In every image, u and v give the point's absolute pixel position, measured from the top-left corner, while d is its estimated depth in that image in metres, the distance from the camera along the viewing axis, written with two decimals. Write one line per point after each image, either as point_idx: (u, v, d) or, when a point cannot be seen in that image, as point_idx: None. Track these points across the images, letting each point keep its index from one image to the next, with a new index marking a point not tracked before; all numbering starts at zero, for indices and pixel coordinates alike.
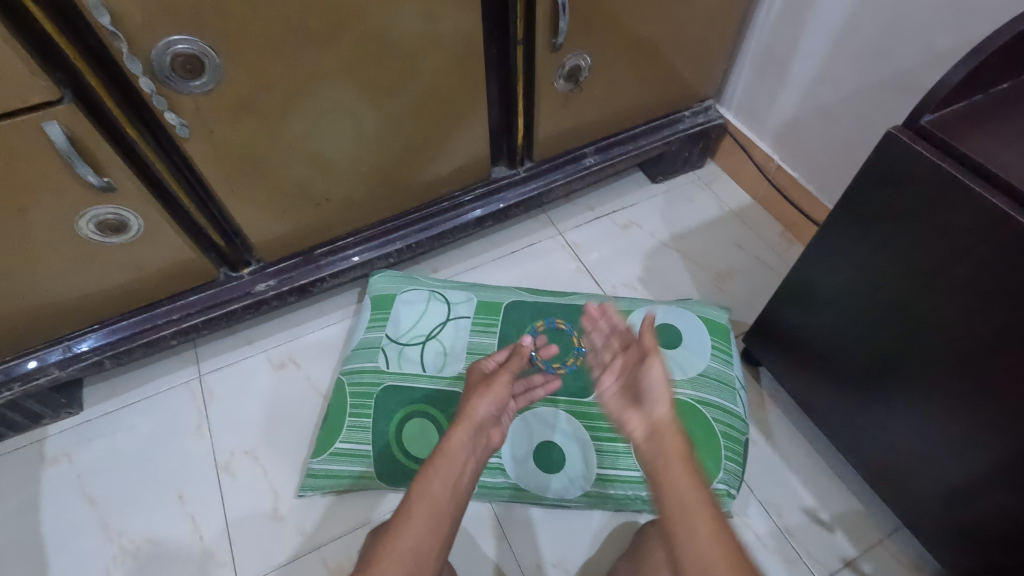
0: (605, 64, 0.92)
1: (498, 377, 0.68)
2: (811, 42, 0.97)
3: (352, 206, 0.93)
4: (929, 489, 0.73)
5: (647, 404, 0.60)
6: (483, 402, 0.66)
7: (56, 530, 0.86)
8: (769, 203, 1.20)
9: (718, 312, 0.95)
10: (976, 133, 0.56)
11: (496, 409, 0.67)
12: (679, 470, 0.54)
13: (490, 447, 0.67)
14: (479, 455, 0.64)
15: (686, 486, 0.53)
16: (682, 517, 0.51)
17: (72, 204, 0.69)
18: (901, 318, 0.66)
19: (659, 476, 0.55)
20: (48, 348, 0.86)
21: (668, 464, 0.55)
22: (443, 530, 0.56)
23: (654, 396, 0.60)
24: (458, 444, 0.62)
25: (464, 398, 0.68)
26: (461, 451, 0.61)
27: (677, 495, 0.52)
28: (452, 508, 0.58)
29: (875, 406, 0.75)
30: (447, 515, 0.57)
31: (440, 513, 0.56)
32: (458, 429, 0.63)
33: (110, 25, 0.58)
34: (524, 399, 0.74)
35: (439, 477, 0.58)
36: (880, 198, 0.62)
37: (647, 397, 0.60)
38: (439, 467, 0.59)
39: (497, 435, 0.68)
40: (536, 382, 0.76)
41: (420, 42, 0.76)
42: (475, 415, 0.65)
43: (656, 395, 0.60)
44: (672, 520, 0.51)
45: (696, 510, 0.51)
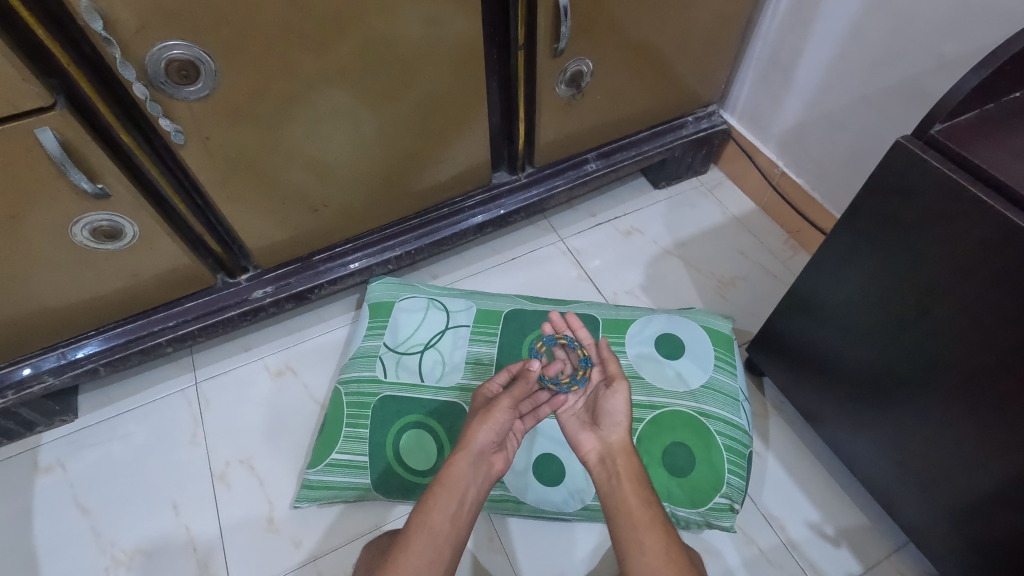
0: (607, 69, 0.91)
1: (497, 402, 0.67)
2: (816, 47, 0.96)
3: (351, 212, 0.92)
4: (936, 506, 0.72)
5: (605, 426, 0.67)
6: (482, 430, 0.65)
7: (49, 540, 0.85)
8: (773, 210, 1.18)
9: (721, 322, 0.94)
10: (987, 144, 0.54)
11: (498, 436, 0.66)
12: (630, 489, 0.61)
13: (494, 474, 0.65)
14: (482, 483, 0.64)
15: (636, 504, 0.59)
16: (632, 535, 0.57)
17: (65, 211, 0.68)
18: (909, 332, 0.65)
19: (613, 494, 0.61)
20: (42, 355, 0.85)
21: (621, 483, 0.61)
22: (444, 561, 0.57)
23: (613, 419, 0.67)
24: (456, 474, 0.62)
25: (465, 425, 0.67)
26: (460, 481, 0.61)
27: (628, 514, 0.59)
28: (453, 540, 0.59)
29: (882, 420, 0.73)
30: (447, 548, 0.58)
31: (438, 546, 0.57)
32: (457, 458, 0.63)
33: (102, 31, 0.56)
34: (531, 417, 0.72)
35: (439, 509, 0.59)
36: (888, 208, 0.60)
37: (608, 420, 0.67)
38: (439, 498, 0.60)
39: (501, 461, 0.66)
40: (545, 399, 0.73)
41: (419, 48, 0.75)
42: (474, 444, 0.64)
43: (616, 418, 0.67)
44: (625, 537, 0.58)
45: (645, 526, 0.58)
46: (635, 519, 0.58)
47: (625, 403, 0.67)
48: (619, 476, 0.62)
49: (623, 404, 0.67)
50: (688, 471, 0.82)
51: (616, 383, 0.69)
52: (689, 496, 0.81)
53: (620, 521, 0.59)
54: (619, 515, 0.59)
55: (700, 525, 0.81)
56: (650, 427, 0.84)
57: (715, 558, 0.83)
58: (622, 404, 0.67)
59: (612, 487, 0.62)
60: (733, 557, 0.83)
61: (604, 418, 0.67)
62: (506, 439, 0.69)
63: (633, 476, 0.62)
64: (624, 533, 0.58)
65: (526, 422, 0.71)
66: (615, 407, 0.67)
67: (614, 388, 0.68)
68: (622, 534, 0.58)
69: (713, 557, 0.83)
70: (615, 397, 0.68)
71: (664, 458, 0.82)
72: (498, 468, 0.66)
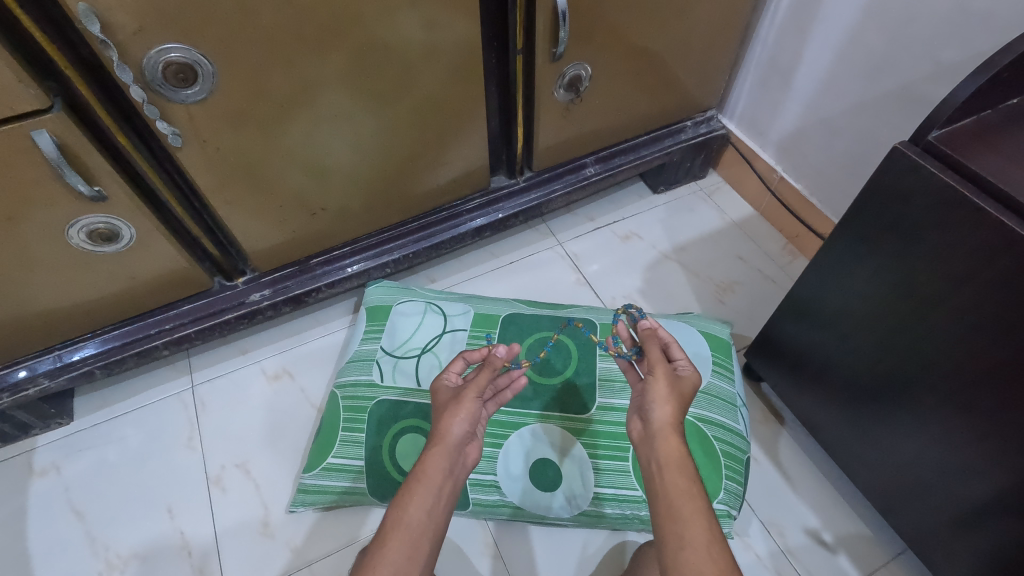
0: (606, 74, 0.91)
1: (466, 391, 0.66)
2: (814, 52, 0.96)
3: (349, 215, 0.92)
4: (935, 513, 0.71)
5: (649, 410, 0.60)
6: (454, 420, 0.63)
7: (43, 543, 0.85)
8: (771, 215, 1.18)
9: (719, 327, 0.94)
10: (984, 150, 0.54)
11: (471, 425, 0.65)
12: (674, 476, 0.54)
13: (466, 463, 0.65)
14: (457, 473, 0.63)
15: (677, 494, 0.52)
16: (673, 527, 0.51)
17: (63, 214, 0.68)
18: (907, 338, 0.64)
19: (654, 482, 0.55)
20: (37, 357, 0.84)
21: (661, 469, 0.55)
22: (422, 557, 0.56)
23: (651, 402, 0.60)
24: (433, 468, 0.60)
25: (436, 419, 0.66)
26: (437, 475, 0.60)
27: (668, 502, 0.53)
28: (431, 534, 0.58)
29: (880, 425, 0.73)
30: (421, 543, 0.57)
31: (416, 541, 0.56)
32: (432, 452, 0.61)
33: (100, 34, 0.56)
34: (495, 402, 0.71)
35: (415, 504, 0.58)
36: (885, 214, 0.60)
37: (649, 405, 0.60)
38: (415, 493, 0.59)
39: (472, 451, 0.66)
40: (506, 383, 0.72)
41: (418, 50, 0.75)
42: (448, 435, 0.62)
43: (657, 401, 0.60)
44: (664, 528, 0.51)
45: (687, 520, 0.51)
46: (676, 509, 0.52)
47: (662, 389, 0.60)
48: (662, 463, 0.55)
49: (663, 388, 0.60)
50: None
51: (653, 366, 0.62)
52: None
53: (660, 512, 0.53)
54: (663, 508, 0.53)
55: None
56: None
57: None
58: (660, 387, 0.60)
59: (653, 475, 0.56)
60: None
61: (645, 405, 0.61)
62: (476, 425, 0.68)
63: (677, 463, 0.55)
64: (662, 523, 0.52)
65: (489, 407, 0.70)
66: (656, 391, 0.60)
67: (653, 372, 0.62)
68: (666, 524, 0.51)
69: None
70: (652, 381, 0.61)
71: None
72: (470, 456, 0.65)
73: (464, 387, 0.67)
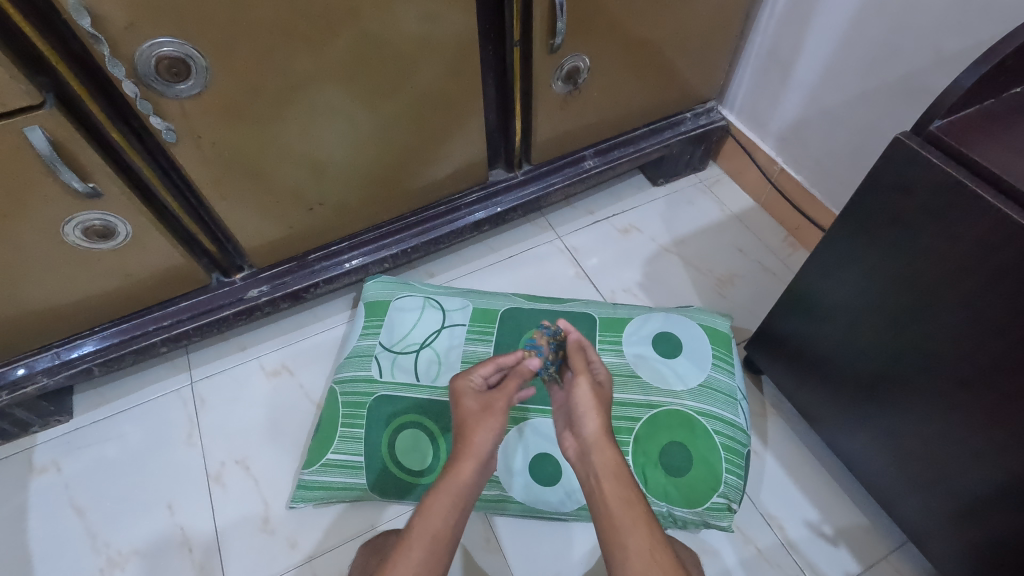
0: (604, 66, 0.90)
1: (497, 408, 0.65)
2: (815, 42, 0.95)
3: (346, 211, 0.91)
4: (935, 505, 0.71)
5: (578, 422, 0.65)
6: (483, 430, 0.63)
7: (44, 540, 0.85)
8: (772, 207, 1.17)
9: (720, 320, 0.93)
10: (987, 140, 0.53)
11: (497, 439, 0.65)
12: (611, 487, 0.60)
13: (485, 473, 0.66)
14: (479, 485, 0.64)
15: (617, 505, 0.59)
16: (616, 536, 0.57)
17: (57, 211, 0.67)
18: (908, 331, 0.64)
19: (594, 494, 0.61)
20: (36, 355, 0.84)
21: (600, 483, 0.61)
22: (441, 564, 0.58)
23: (579, 412, 0.65)
24: (459, 481, 0.61)
25: (460, 428, 0.64)
26: (463, 489, 0.61)
27: (609, 515, 0.59)
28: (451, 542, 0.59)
29: (881, 417, 0.73)
30: (440, 554, 0.58)
31: (439, 551, 0.58)
32: (459, 466, 0.62)
33: (91, 28, 0.56)
34: None
35: (440, 517, 0.59)
36: (887, 206, 0.60)
37: (577, 414, 0.65)
38: (440, 505, 0.59)
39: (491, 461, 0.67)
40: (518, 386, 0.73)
41: (414, 43, 0.74)
42: (473, 447, 0.62)
43: (583, 410, 0.65)
44: (609, 536, 0.58)
45: (629, 530, 0.57)
46: (618, 520, 0.58)
47: (587, 394, 0.65)
48: (596, 474, 0.61)
49: (588, 395, 0.65)
50: (687, 471, 0.81)
51: (576, 375, 0.67)
52: (688, 495, 0.80)
53: (604, 525, 0.59)
54: (603, 519, 0.59)
55: (697, 525, 0.81)
56: (645, 427, 0.84)
57: (712, 557, 0.83)
58: (585, 394, 0.65)
59: (593, 488, 0.61)
60: (730, 556, 0.83)
61: (573, 415, 0.66)
62: None
63: (614, 474, 0.61)
64: (608, 533, 0.58)
65: None
66: (580, 398, 0.66)
67: (575, 382, 0.67)
68: (609, 536, 0.58)
69: (710, 557, 0.83)
70: (578, 390, 0.66)
71: (661, 459, 0.82)
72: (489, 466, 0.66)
73: (495, 401, 0.65)
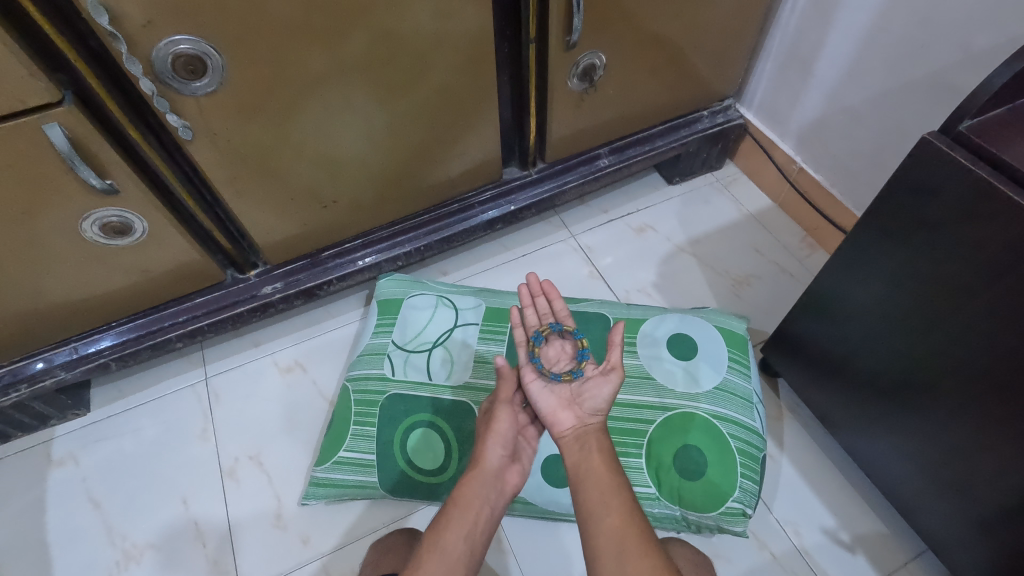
0: (622, 63, 0.89)
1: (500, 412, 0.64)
2: (837, 39, 0.93)
3: (360, 208, 0.91)
4: (956, 513, 0.70)
5: (587, 410, 0.63)
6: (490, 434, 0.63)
7: (62, 532, 0.86)
8: (790, 207, 1.16)
9: (735, 322, 0.92)
10: (1018, 141, 0.52)
11: (507, 449, 0.62)
12: (599, 458, 0.57)
13: (509, 493, 0.61)
14: (497, 502, 0.60)
15: (602, 471, 0.56)
16: (597, 501, 0.54)
17: (76, 208, 0.68)
18: (931, 336, 0.62)
19: (579, 463, 0.58)
20: (54, 349, 0.85)
21: (591, 454, 0.58)
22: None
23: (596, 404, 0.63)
24: (470, 495, 0.58)
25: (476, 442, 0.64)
26: (474, 501, 0.58)
27: (591, 479, 0.56)
28: (468, 560, 0.54)
29: (901, 423, 0.71)
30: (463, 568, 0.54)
31: (452, 566, 0.53)
32: (469, 478, 0.60)
33: (109, 26, 0.56)
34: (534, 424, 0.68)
35: (452, 529, 0.55)
36: (911, 207, 0.58)
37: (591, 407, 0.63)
38: (452, 517, 0.56)
39: (515, 478, 0.62)
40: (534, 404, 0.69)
41: (430, 41, 0.73)
42: (488, 461, 0.61)
43: (599, 406, 0.63)
44: (588, 501, 0.54)
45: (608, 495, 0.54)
46: (602, 484, 0.55)
47: (610, 391, 0.63)
48: (589, 447, 0.59)
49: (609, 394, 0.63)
50: (701, 475, 0.80)
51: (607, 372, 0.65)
52: (702, 500, 0.79)
53: (585, 489, 0.55)
54: (582, 485, 0.56)
55: (711, 529, 0.79)
56: (659, 430, 0.83)
57: (725, 562, 0.82)
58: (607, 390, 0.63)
59: (580, 457, 0.58)
60: (744, 561, 0.82)
61: (586, 400, 0.64)
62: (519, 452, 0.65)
63: (602, 447, 0.59)
64: (590, 499, 0.54)
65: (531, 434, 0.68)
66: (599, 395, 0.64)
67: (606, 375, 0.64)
68: (586, 501, 0.54)
69: (723, 562, 0.82)
70: (603, 386, 0.64)
71: (675, 462, 0.81)
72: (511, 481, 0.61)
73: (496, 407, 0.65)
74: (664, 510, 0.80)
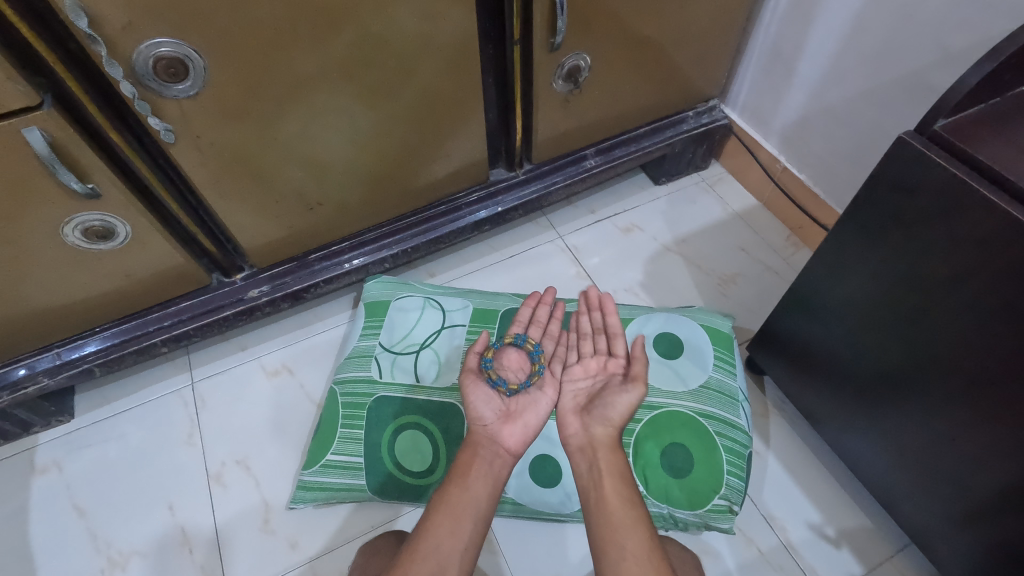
0: (605, 64, 0.90)
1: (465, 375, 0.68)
2: (819, 39, 0.94)
3: (347, 210, 0.91)
4: (939, 507, 0.71)
5: (599, 417, 0.64)
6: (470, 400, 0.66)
7: (46, 540, 0.85)
8: (774, 206, 1.17)
9: (721, 321, 0.92)
10: (991, 139, 0.53)
11: (489, 407, 0.66)
12: (609, 486, 0.58)
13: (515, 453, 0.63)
14: (500, 463, 0.62)
15: (617, 504, 0.57)
16: (609, 532, 0.55)
17: (57, 212, 0.67)
18: (911, 332, 0.63)
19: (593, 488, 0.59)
20: (36, 356, 0.84)
21: (600, 479, 0.59)
22: (468, 534, 0.55)
23: (613, 407, 0.64)
24: (466, 461, 0.61)
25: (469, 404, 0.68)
26: (468, 464, 0.61)
27: (610, 515, 0.56)
28: (476, 513, 0.57)
29: (883, 418, 0.72)
30: (468, 522, 0.56)
31: (457, 518, 0.56)
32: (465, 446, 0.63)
33: (88, 29, 0.56)
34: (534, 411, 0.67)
35: (455, 487, 0.59)
36: (890, 205, 0.59)
37: (607, 412, 0.64)
38: (453, 480, 0.59)
39: (512, 434, 0.64)
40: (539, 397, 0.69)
41: (414, 43, 0.73)
42: (478, 429, 0.64)
43: (611, 412, 0.64)
44: (603, 531, 0.55)
45: (625, 526, 0.55)
46: (615, 518, 0.56)
47: (632, 403, 0.64)
48: (598, 472, 0.60)
49: (630, 403, 0.64)
50: (687, 473, 0.81)
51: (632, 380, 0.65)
52: (690, 497, 0.80)
53: (598, 519, 0.56)
54: (606, 511, 0.56)
55: (698, 526, 0.80)
56: (647, 429, 0.83)
57: (714, 559, 0.83)
58: (629, 402, 0.64)
59: (592, 484, 0.60)
60: (732, 558, 0.83)
61: (603, 403, 0.65)
62: (514, 409, 0.67)
63: (612, 472, 0.60)
64: (603, 529, 0.56)
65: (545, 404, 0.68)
66: (617, 404, 0.64)
67: (626, 390, 0.65)
68: (611, 525, 0.55)
69: (711, 559, 0.83)
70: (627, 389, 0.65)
71: (662, 460, 0.82)
72: (509, 442, 0.64)
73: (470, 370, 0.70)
74: (652, 509, 0.80)
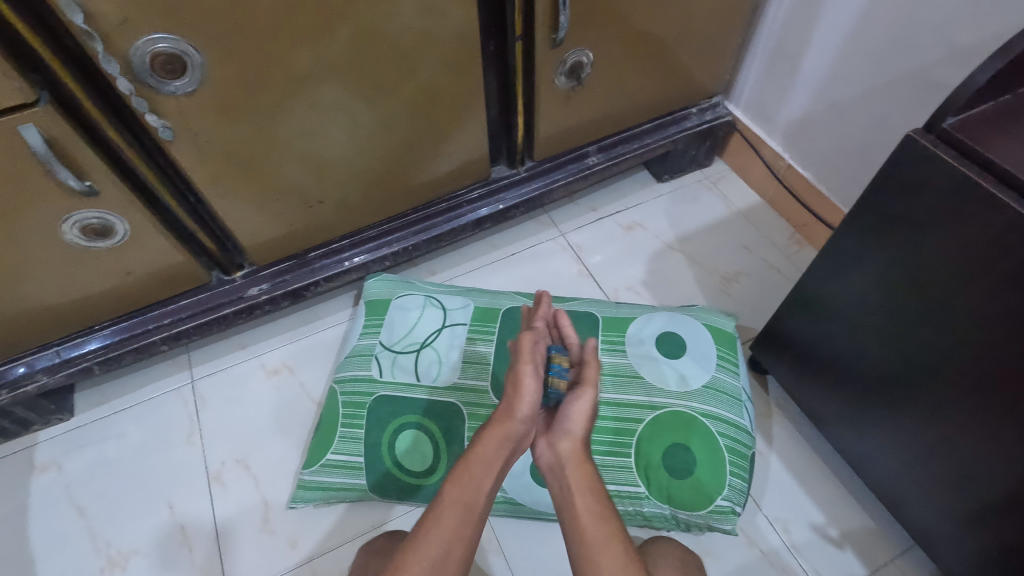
0: (608, 60, 0.89)
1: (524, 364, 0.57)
2: (824, 35, 0.93)
3: (347, 208, 0.90)
4: (944, 509, 0.70)
5: (557, 432, 0.59)
6: (523, 400, 0.56)
7: (46, 539, 0.85)
8: (778, 204, 1.16)
9: (724, 320, 0.92)
10: (1001, 137, 0.52)
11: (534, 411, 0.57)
12: (583, 501, 0.55)
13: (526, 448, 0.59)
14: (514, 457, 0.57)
15: (590, 521, 0.53)
16: (586, 554, 0.52)
17: (54, 210, 0.67)
18: (917, 332, 0.63)
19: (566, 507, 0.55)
20: (35, 354, 0.84)
21: (573, 497, 0.55)
22: (468, 540, 0.52)
23: (569, 417, 0.59)
24: (484, 459, 0.54)
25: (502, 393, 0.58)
26: (489, 463, 0.54)
27: (584, 535, 0.53)
28: (479, 516, 0.53)
29: (887, 418, 0.72)
30: (468, 530, 0.52)
31: (458, 525, 0.51)
32: (487, 438, 0.55)
33: (83, 25, 0.55)
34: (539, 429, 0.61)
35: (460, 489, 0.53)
36: (897, 204, 0.58)
37: (565, 424, 0.59)
38: (465, 480, 0.53)
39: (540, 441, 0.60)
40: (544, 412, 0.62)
41: (415, 38, 0.73)
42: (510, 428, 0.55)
43: (572, 423, 0.59)
44: (580, 555, 0.52)
45: (601, 545, 0.52)
46: (590, 539, 0.52)
47: (586, 408, 0.60)
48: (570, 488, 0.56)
49: (584, 409, 0.60)
50: (689, 473, 0.80)
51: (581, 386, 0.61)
52: (692, 498, 0.79)
53: (575, 540, 0.53)
54: (580, 532, 0.53)
55: (700, 527, 0.79)
56: (649, 429, 0.83)
57: (715, 559, 0.82)
58: (583, 409, 0.59)
59: (565, 500, 0.56)
60: (734, 559, 0.82)
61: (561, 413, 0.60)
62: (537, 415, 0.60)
63: (585, 487, 0.55)
64: (580, 552, 0.52)
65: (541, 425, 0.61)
66: (572, 412, 0.60)
67: (574, 396, 0.60)
68: (587, 545, 0.52)
69: (713, 559, 0.82)
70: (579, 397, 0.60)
71: (664, 461, 0.81)
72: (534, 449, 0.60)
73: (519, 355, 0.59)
74: (654, 510, 0.80)
